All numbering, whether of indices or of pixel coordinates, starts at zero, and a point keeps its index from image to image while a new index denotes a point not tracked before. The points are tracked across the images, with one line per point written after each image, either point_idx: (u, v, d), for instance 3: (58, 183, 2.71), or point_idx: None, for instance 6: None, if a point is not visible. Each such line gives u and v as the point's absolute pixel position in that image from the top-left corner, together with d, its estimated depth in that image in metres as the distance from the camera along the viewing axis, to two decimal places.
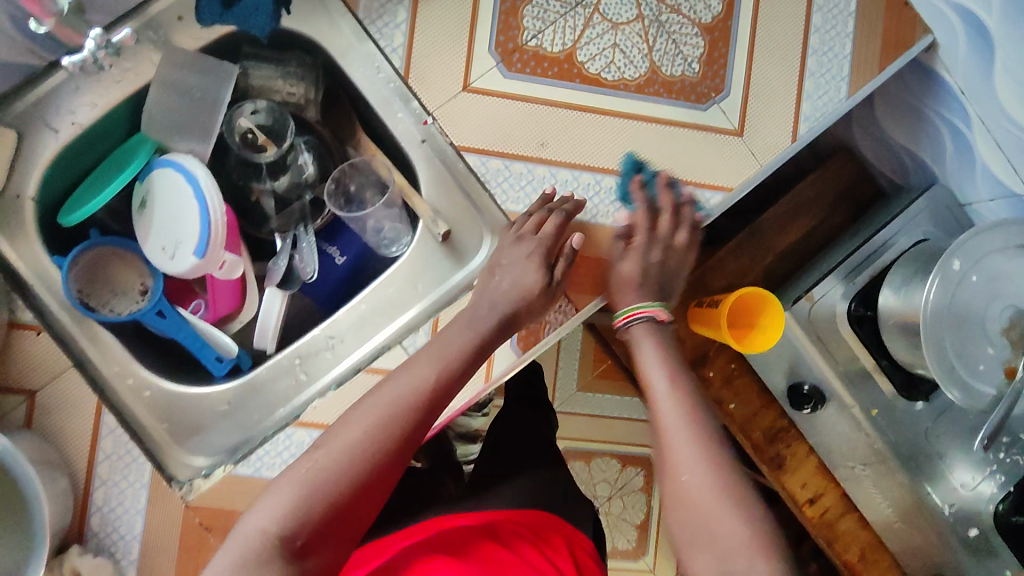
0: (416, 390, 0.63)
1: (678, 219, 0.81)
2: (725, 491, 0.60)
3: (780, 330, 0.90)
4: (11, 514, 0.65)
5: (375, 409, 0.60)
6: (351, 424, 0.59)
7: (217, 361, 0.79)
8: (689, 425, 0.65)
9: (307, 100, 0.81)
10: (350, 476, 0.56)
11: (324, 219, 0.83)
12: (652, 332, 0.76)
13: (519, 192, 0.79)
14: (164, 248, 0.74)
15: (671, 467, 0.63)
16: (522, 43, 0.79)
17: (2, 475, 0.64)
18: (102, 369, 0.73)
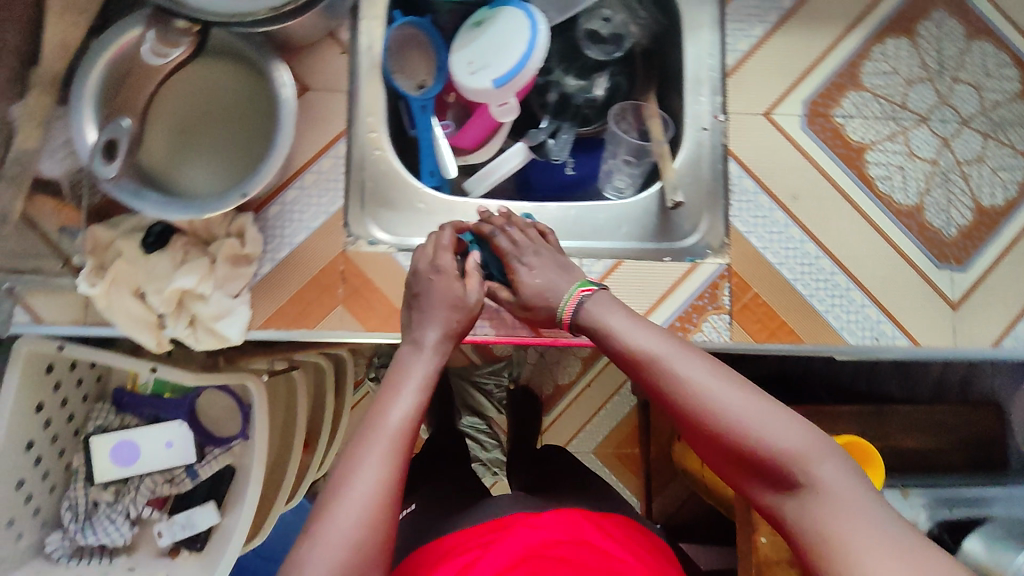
0: (386, 435, 0.62)
1: (859, 332, 0.83)
2: (763, 414, 0.61)
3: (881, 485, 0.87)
4: (238, 153, 0.73)
5: (360, 483, 0.59)
6: (348, 490, 0.59)
7: (429, 174, 0.87)
8: (688, 365, 0.64)
9: (637, 43, 0.91)
10: (363, 545, 0.57)
11: (587, 132, 0.91)
12: (603, 298, 0.73)
13: (752, 216, 0.82)
14: (471, 63, 0.83)
15: (692, 417, 0.63)
16: (831, 114, 0.86)
17: (258, 122, 0.74)
18: (360, 112, 0.83)
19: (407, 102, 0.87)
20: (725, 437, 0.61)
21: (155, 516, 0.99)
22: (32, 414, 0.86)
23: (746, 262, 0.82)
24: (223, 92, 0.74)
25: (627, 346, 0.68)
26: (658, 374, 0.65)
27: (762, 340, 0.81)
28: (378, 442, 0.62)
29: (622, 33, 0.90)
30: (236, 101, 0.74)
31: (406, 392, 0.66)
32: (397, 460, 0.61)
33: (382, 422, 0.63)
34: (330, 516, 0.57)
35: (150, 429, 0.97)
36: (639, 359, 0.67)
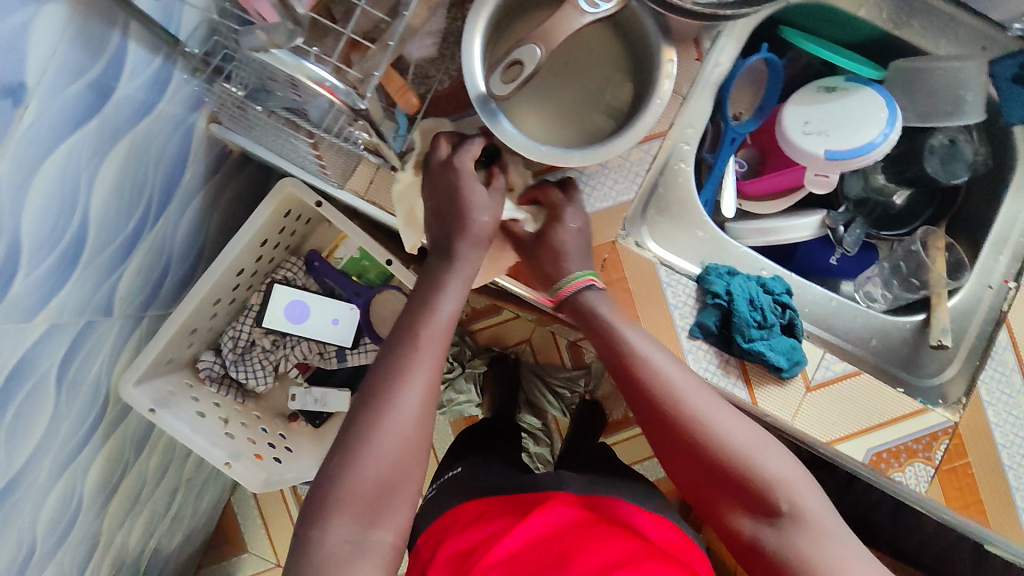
0: (424, 345, 0.64)
1: None
2: (744, 436, 0.64)
3: None
4: (579, 113, 0.76)
5: (392, 409, 0.60)
6: (389, 404, 0.60)
7: (708, 202, 0.86)
8: (678, 378, 0.67)
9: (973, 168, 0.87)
10: (403, 455, 0.60)
11: (869, 233, 0.92)
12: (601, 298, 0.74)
13: (1000, 390, 0.80)
14: (807, 123, 0.82)
15: (677, 424, 0.65)
16: None
17: (609, 92, 0.75)
18: (682, 122, 0.81)
19: (721, 130, 0.87)
20: (706, 456, 0.64)
21: (295, 378, 1.02)
22: (256, 246, 0.88)
23: (973, 430, 0.79)
24: (587, 49, 0.76)
25: (619, 344, 0.70)
26: (644, 380, 0.68)
27: (953, 506, 0.79)
28: (400, 369, 0.62)
29: (964, 156, 0.86)
30: (593, 65, 0.76)
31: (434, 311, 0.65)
32: (432, 378, 0.63)
33: (423, 334, 0.64)
34: (377, 427, 0.60)
35: (324, 300, 0.99)
36: (626, 359, 0.69)
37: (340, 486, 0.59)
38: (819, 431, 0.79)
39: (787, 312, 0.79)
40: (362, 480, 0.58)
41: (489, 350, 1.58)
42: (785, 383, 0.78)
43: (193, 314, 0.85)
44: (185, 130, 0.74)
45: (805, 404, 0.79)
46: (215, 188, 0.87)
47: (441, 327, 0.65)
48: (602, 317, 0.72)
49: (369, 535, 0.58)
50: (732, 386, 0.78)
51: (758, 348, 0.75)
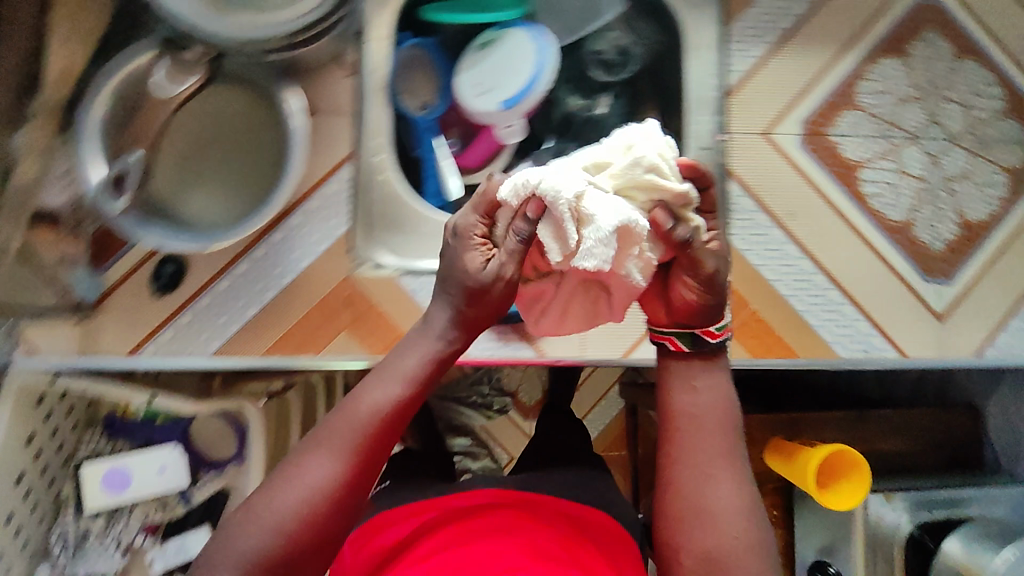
0: (352, 428, 0.53)
1: (850, 346, 0.86)
2: (746, 531, 0.55)
3: (865, 484, 0.91)
4: (248, 183, 0.80)
5: (264, 542, 0.50)
6: (266, 506, 0.51)
7: (435, 194, 0.87)
8: (722, 474, 0.57)
9: (641, 59, 0.91)
10: (297, 540, 0.51)
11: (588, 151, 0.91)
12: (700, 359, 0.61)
13: (752, 235, 0.86)
14: (478, 84, 0.83)
15: (695, 493, 0.56)
16: (827, 133, 0.89)
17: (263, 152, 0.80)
18: (365, 136, 0.82)
19: (411, 123, 0.87)
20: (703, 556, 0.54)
21: (147, 543, 0.95)
22: (22, 447, 0.82)
23: (745, 281, 0.86)
24: (217, 119, 0.80)
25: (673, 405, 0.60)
26: (684, 436, 0.58)
27: (758, 355, 0.85)
28: (295, 487, 0.52)
29: (629, 52, 0.90)
30: (240, 134, 0.80)
31: (357, 412, 0.54)
32: (355, 451, 0.53)
33: (353, 411, 0.54)
34: (290, 516, 0.51)
35: (142, 454, 0.94)
36: (675, 425, 0.59)
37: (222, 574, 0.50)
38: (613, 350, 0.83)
39: None
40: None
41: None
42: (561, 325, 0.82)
43: None
44: None
45: (589, 332, 0.83)
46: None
47: (369, 411, 0.54)
48: (670, 382, 0.61)
49: None
50: (517, 350, 0.82)
51: None
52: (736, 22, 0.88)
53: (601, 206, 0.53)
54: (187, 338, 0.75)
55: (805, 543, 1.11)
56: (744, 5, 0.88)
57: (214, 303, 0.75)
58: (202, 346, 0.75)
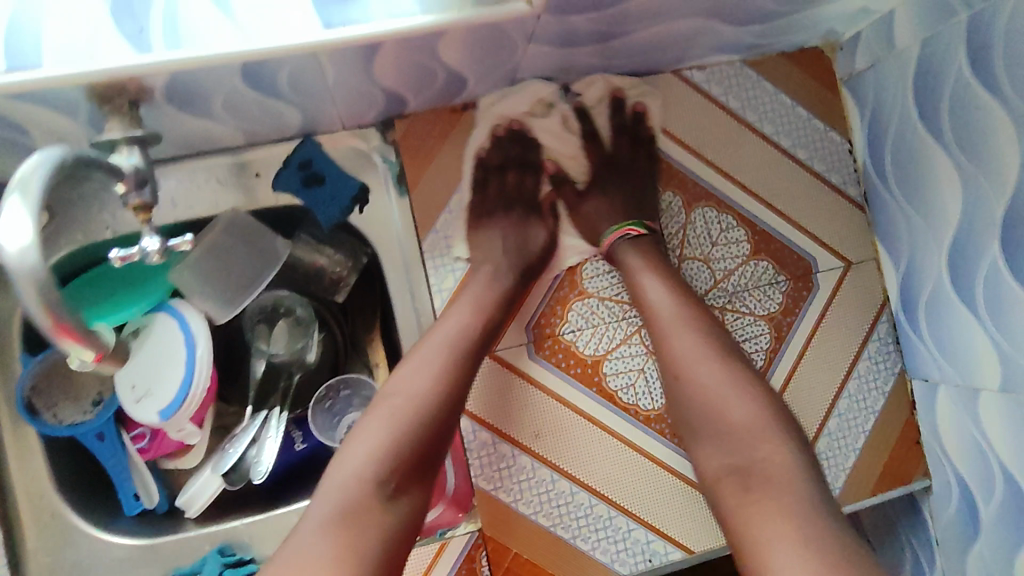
0: (442, 338, 0.66)
1: (631, 559, 0.79)
2: (775, 437, 0.58)
3: None
4: None
5: (422, 371, 0.63)
6: (406, 364, 0.64)
7: (133, 499, 0.75)
8: (683, 340, 0.67)
9: (343, 283, 0.80)
10: (408, 431, 0.58)
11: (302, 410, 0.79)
12: (634, 250, 0.76)
13: (497, 472, 0.78)
14: (133, 387, 0.70)
15: (690, 367, 0.65)
16: (558, 333, 0.81)
17: None
18: (15, 475, 0.71)
19: (80, 437, 0.74)
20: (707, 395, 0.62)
21: None
22: None
23: (498, 524, 0.77)
24: None
25: (652, 295, 0.71)
26: (671, 324, 0.69)
27: None
28: (411, 372, 0.63)
29: (318, 278, 0.80)
30: None
31: (439, 334, 0.67)
32: (436, 366, 0.64)
33: (434, 337, 0.67)
34: (402, 395, 0.60)
35: None
36: (655, 324, 0.70)
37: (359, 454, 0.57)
38: None
39: None
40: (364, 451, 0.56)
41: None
42: None
43: None
44: None
45: None
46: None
47: (447, 352, 0.65)
48: (642, 289, 0.72)
49: (355, 519, 0.52)
50: None
51: None
52: (428, 233, 0.78)
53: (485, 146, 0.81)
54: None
55: None
56: (434, 212, 0.78)
57: None
58: None
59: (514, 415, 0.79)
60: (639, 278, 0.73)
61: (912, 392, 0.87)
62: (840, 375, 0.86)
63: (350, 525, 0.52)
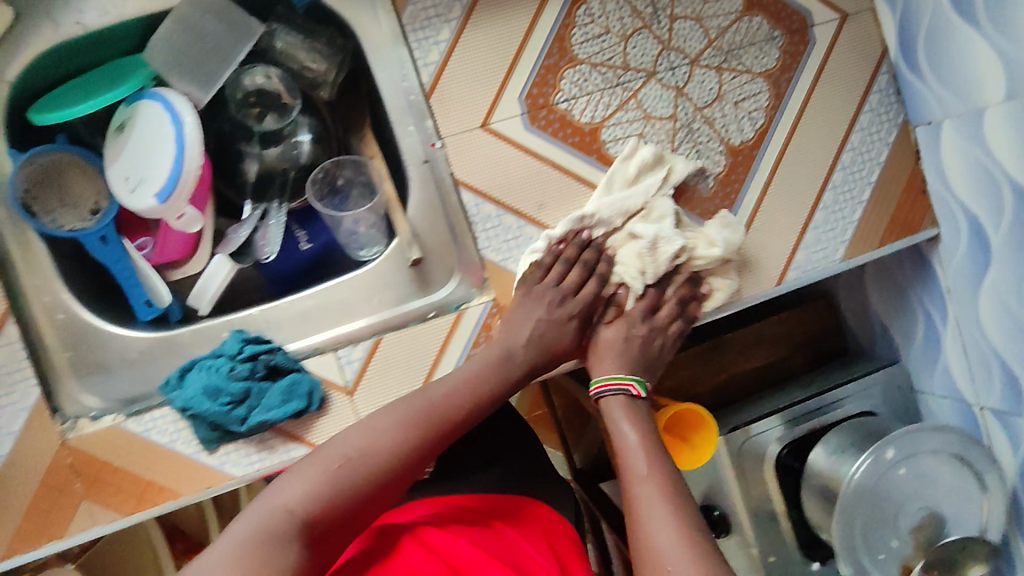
0: (412, 413, 0.67)
1: (646, 320, 0.81)
2: (692, 549, 0.59)
3: (706, 458, 0.92)
4: None
5: (394, 414, 0.66)
6: (359, 428, 0.65)
7: (145, 306, 0.76)
8: (649, 471, 0.68)
9: (326, 79, 0.79)
10: (341, 488, 0.60)
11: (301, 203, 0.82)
12: (623, 403, 0.76)
13: (503, 243, 0.77)
14: (128, 178, 0.70)
15: (637, 508, 0.65)
16: (553, 102, 0.78)
17: None
18: (22, 278, 0.70)
19: (82, 241, 0.74)
20: (651, 527, 0.62)
21: None
22: None
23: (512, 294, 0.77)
24: None
25: (627, 447, 0.71)
26: (640, 472, 0.68)
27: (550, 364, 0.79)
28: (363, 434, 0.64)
29: (297, 75, 0.79)
30: None
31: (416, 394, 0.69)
32: (413, 427, 0.66)
33: (418, 395, 0.69)
34: (374, 464, 0.62)
35: None
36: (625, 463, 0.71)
37: (303, 486, 0.59)
38: None
39: (258, 361, 0.71)
40: (296, 497, 0.58)
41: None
42: (327, 410, 0.74)
43: None
44: None
45: (360, 406, 0.74)
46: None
47: (467, 387, 0.70)
48: (620, 424, 0.74)
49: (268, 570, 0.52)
50: (289, 453, 0.73)
51: (256, 420, 0.69)
52: (407, 4, 0.73)
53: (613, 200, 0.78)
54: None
55: None
56: None
57: None
58: None
59: (518, 187, 0.77)
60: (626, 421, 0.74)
61: (915, 142, 0.87)
62: (841, 130, 0.85)
63: (292, 542, 0.55)
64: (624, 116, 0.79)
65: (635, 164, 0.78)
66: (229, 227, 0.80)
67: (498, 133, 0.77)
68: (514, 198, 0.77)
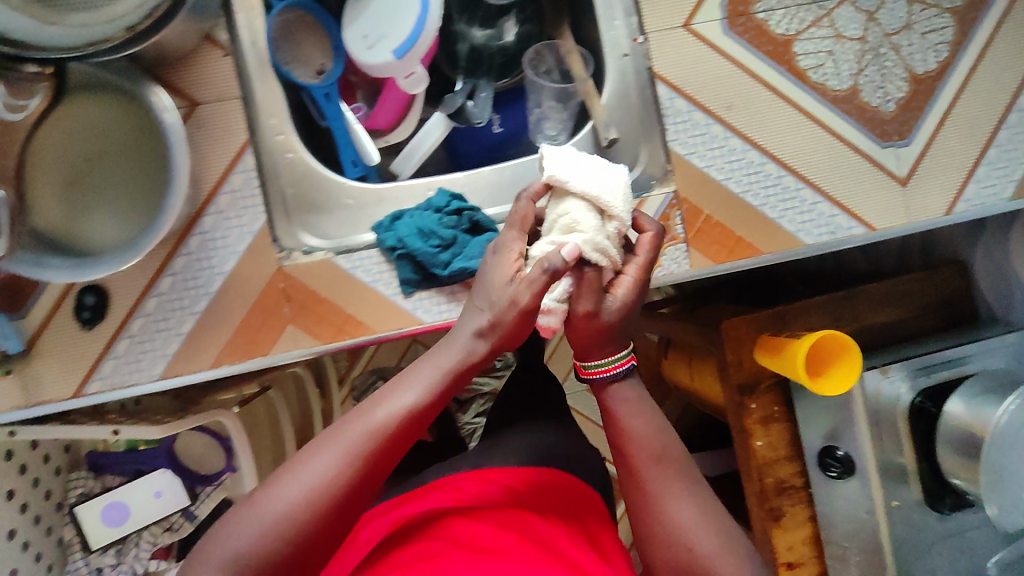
0: (368, 435, 0.56)
1: (816, 230, 0.82)
2: (734, 553, 0.59)
3: (847, 385, 0.91)
4: (91, 205, 0.68)
5: (351, 445, 0.55)
6: (306, 462, 0.54)
7: (352, 165, 0.82)
8: (673, 476, 0.62)
9: None
10: (291, 539, 0.52)
11: (506, 84, 0.86)
12: (626, 387, 0.66)
13: (691, 138, 0.80)
14: (366, 37, 0.77)
15: (666, 510, 0.61)
16: (752, 11, 0.82)
17: (103, 178, 0.68)
18: (260, 115, 0.76)
19: (309, 93, 0.81)
20: (676, 538, 0.59)
21: (164, 567, 0.95)
22: (5, 503, 0.82)
23: (696, 187, 0.80)
24: (71, 144, 0.66)
25: (630, 437, 0.64)
26: (653, 467, 0.63)
27: (722, 260, 0.80)
28: (318, 470, 0.54)
29: None
30: (69, 164, 0.67)
31: (384, 401, 0.58)
32: (371, 451, 0.55)
33: (376, 410, 0.57)
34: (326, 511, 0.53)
35: (135, 484, 0.95)
36: (635, 466, 0.64)
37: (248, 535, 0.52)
38: None
39: (463, 215, 0.77)
40: None
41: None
42: None
43: None
44: None
45: None
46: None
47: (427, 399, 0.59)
48: (623, 418, 0.65)
49: None
50: None
51: (458, 267, 0.74)
52: None
53: (577, 210, 0.63)
54: (129, 367, 0.73)
55: (814, 427, 1.04)
56: None
57: (147, 326, 0.73)
58: (147, 371, 0.73)
59: (712, 85, 0.81)
60: (628, 418, 0.65)
61: None
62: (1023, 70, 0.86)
63: None
64: (815, 32, 0.83)
65: (823, 81, 0.82)
66: (443, 95, 0.86)
67: (699, 34, 0.80)
68: (706, 95, 0.80)
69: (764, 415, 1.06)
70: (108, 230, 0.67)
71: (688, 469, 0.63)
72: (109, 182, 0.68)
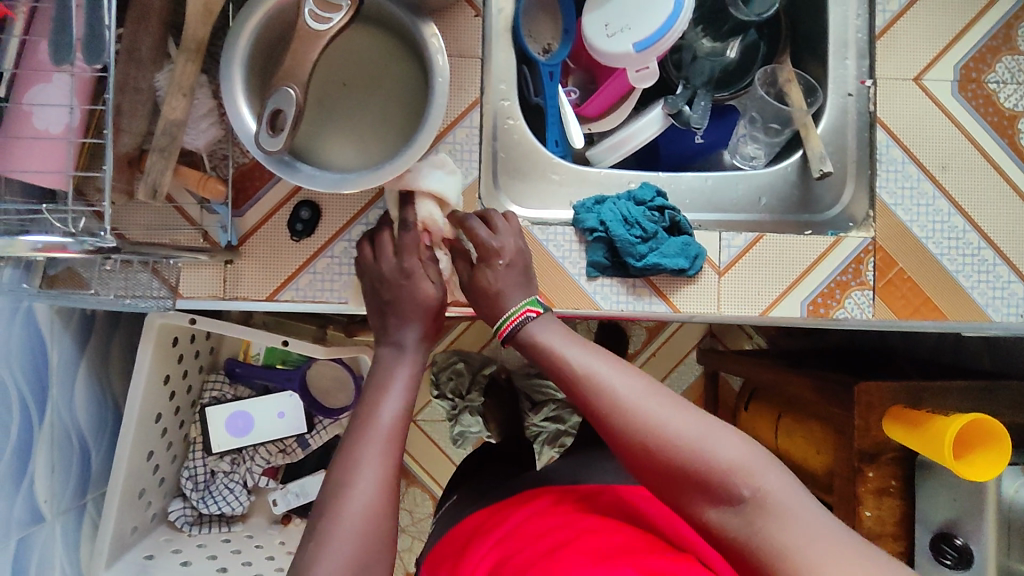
0: (383, 438, 0.61)
1: (1004, 309, 0.80)
2: (707, 428, 0.59)
3: (990, 475, 0.88)
4: (334, 124, 0.71)
5: (375, 451, 0.60)
6: (346, 483, 0.58)
7: (554, 144, 0.85)
8: (622, 383, 0.62)
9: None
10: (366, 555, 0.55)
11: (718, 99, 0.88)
12: (542, 324, 0.68)
13: (900, 188, 0.80)
14: (608, 25, 0.79)
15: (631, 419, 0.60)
16: (984, 79, 0.81)
17: (350, 102, 0.71)
18: (491, 79, 0.80)
19: (535, 68, 0.84)
20: (640, 431, 0.59)
21: (269, 485, 1.00)
22: (161, 387, 0.85)
23: (893, 238, 0.79)
24: (332, 63, 0.71)
25: (565, 368, 0.64)
26: (598, 380, 0.63)
27: (906, 316, 0.79)
28: (364, 487, 0.57)
29: None
30: (324, 81, 0.71)
31: (381, 406, 0.64)
32: (394, 450, 0.61)
33: (378, 419, 0.63)
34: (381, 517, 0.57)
35: (261, 400, 0.96)
36: (585, 395, 0.63)
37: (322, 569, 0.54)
38: (745, 305, 0.79)
39: (665, 213, 0.78)
40: None
41: (482, 373, 1.38)
42: (698, 279, 0.78)
43: (133, 476, 0.84)
44: (26, 318, 0.69)
45: (724, 289, 0.78)
46: (119, 347, 0.88)
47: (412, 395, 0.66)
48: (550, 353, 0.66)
49: None
50: (649, 306, 0.78)
51: (652, 261, 0.75)
52: None
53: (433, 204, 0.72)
54: (323, 284, 0.75)
55: (930, 510, 1.01)
56: None
57: (348, 250, 0.75)
58: (338, 292, 0.76)
59: (930, 143, 0.80)
60: (551, 354, 0.66)
61: None
62: None
63: None
64: None
65: None
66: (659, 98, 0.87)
67: (926, 90, 0.80)
68: (920, 152, 0.80)
69: (881, 487, 1.02)
70: (344, 152, 0.70)
71: (628, 371, 0.63)
72: (356, 107, 0.71)
